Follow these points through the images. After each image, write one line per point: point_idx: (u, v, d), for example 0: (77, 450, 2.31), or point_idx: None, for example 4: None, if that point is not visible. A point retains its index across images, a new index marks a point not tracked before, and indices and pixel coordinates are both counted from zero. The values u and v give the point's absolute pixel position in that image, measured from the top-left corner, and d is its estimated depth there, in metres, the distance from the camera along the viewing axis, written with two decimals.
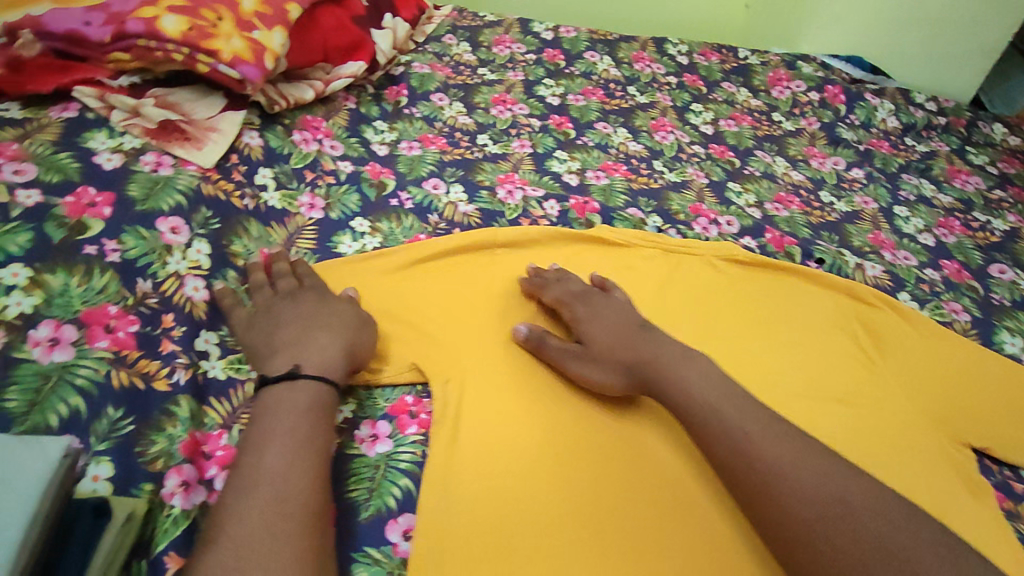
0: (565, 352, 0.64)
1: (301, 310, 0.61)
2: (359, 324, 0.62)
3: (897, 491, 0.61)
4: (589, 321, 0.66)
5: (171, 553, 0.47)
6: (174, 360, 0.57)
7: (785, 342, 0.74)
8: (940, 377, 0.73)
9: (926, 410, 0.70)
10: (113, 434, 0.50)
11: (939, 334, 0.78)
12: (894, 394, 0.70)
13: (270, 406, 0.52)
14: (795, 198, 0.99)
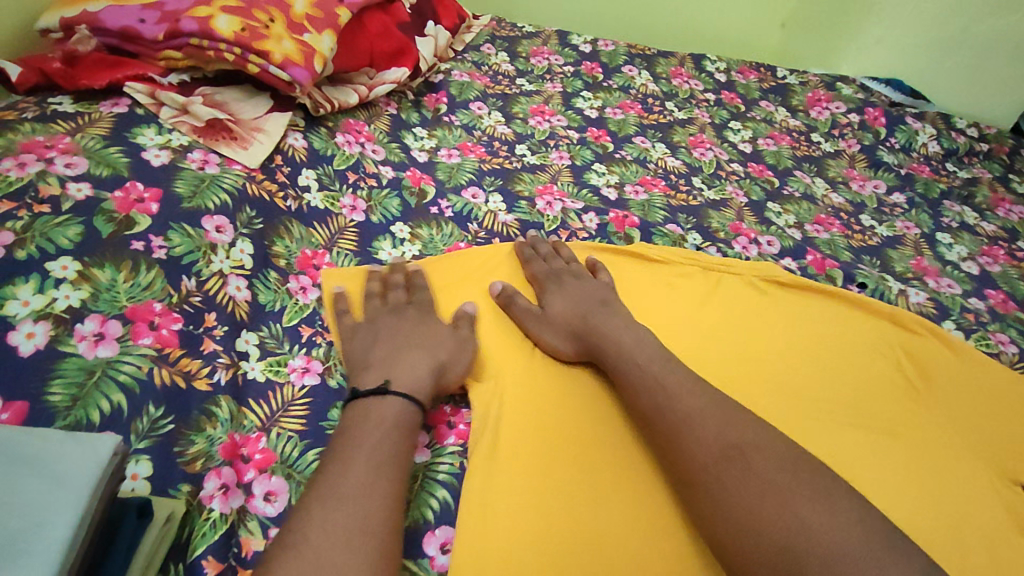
0: (527, 314, 0.67)
1: (403, 324, 0.62)
2: (460, 347, 0.62)
3: (946, 527, 0.59)
4: (555, 291, 0.70)
5: (210, 558, 0.46)
6: (215, 360, 0.56)
7: (828, 366, 0.73)
8: (990, 412, 0.71)
9: (976, 443, 0.67)
10: (154, 433, 0.49)
11: (987, 366, 0.76)
12: (941, 425, 0.68)
13: (358, 419, 0.52)
14: (836, 221, 0.97)
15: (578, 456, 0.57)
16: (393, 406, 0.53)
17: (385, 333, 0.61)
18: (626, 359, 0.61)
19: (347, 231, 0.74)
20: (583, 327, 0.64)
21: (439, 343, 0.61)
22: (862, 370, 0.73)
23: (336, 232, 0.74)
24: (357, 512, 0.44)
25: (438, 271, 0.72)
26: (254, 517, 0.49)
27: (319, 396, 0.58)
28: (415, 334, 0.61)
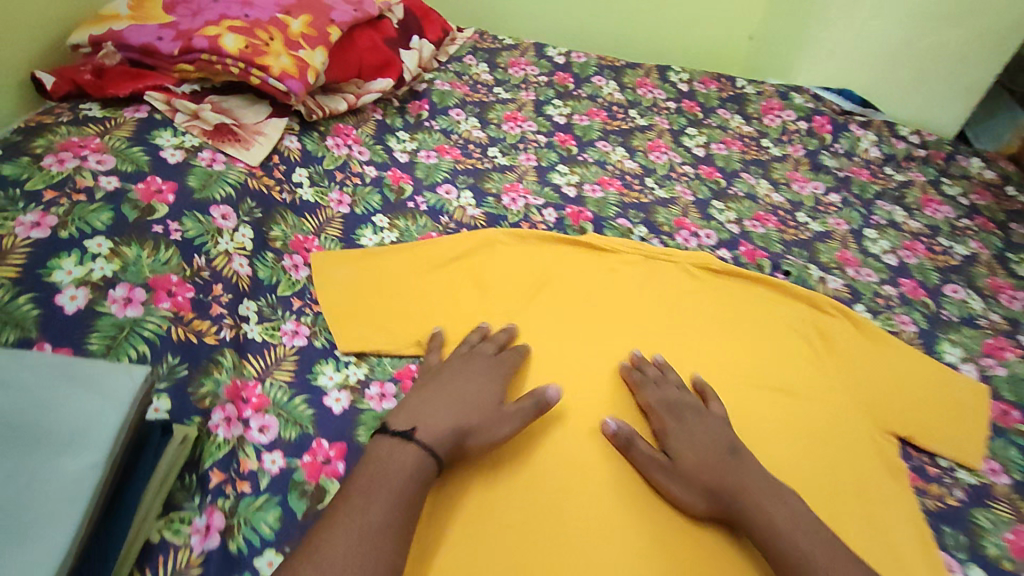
0: (650, 463, 0.66)
1: (455, 394, 0.65)
2: (494, 428, 0.64)
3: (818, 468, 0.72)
4: (674, 435, 0.68)
5: (215, 470, 0.58)
6: (222, 321, 0.69)
7: (745, 340, 0.85)
8: (881, 379, 0.84)
9: (864, 404, 0.80)
10: (172, 376, 0.62)
11: (887, 343, 0.89)
12: (837, 390, 0.81)
13: (379, 459, 0.57)
14: (773, 217, 1.09)
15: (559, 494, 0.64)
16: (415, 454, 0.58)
17: (438, 395, 0.65)
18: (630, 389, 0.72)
19: (334, 220, 0.86)
20: (712, 486, 0.63)
21: (477, 416, 0.64)
22: (775, 346, 0.85)
23: (324, 221, 0.86)
24: (375, 546, 0.51)
25: (411, 254, 0.84)
26: (250, 443, 0.61)
27: (306, 354, 0.70)
28: (466, 407, 0.64)
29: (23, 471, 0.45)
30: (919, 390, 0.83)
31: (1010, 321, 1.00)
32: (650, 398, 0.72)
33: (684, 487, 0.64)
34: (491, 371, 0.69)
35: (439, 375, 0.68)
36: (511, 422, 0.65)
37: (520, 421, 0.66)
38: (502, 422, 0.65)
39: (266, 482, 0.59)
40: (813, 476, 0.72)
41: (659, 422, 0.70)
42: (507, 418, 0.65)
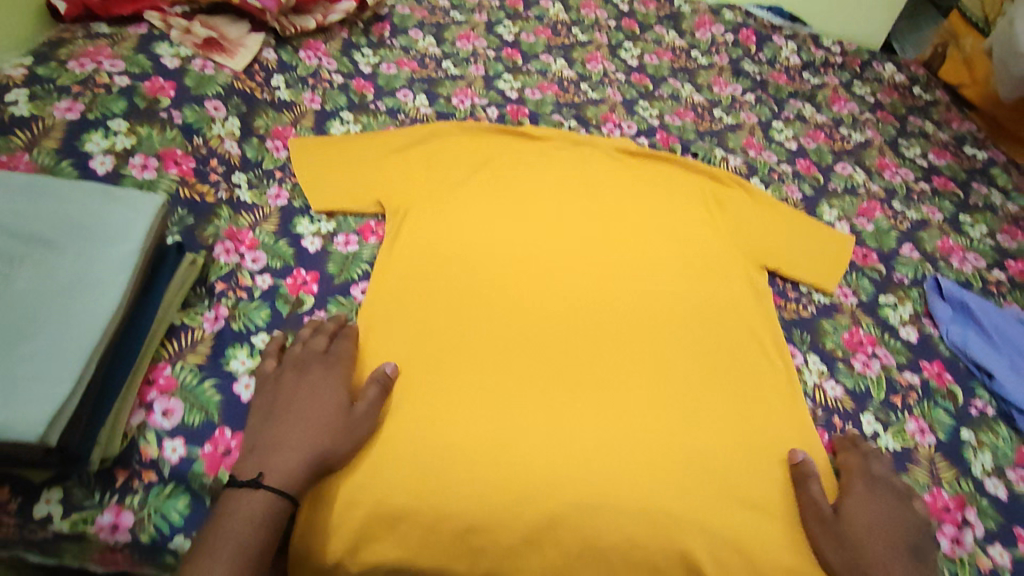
0: (819, 505, 0.65)
1: (301, 407, 0.63)
2: (351, 427, 0.63)
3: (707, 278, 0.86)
4: (861, 494, 0.67)
5: (219, 282, 0.76)
6: (219, 186, 0.87)
7: (655, 198, 0.98)
8: (766, 230, 0.98)
9: (750, 248, 0.94)
10: (181, 223, 0.81)
11: (773, 203, 1.02)
12: (727, 234, 0.95)
13: (229, 511, 0.56)
14: (691, 113, 1.26)
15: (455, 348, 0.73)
16: (265, 503, 0.56)
17: (280, 417, 0.62)
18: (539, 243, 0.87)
19: (307, 115, 1.04)
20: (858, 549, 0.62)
21: (327, 425, 0.62)
22: (678, 201, 0.98)
23: (299, 115, 1.03)
24: None
25: (365, 139, 0.99)
26: (246, 269, 0.79)
27: (286, 212, 0.89)
28: (312, 420, 0.62)
29: (83, 253, 0.62)
30: (800, 239, 0.98)
31: (887, 191, 1.17)
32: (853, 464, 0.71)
33: (834, 544, 0.63)
34: (333, 368, 0.67)
35: (278, 391, 0.65)
36: (367, 423, 0.64)
37: (375, 412, 0.65)
38: (358, 426, 0.64)
39: (258, 293, 0.77)
40: (702, 290, 0.84)
41: (849, 480, 0.69)
42: (365, 417, 0.64)
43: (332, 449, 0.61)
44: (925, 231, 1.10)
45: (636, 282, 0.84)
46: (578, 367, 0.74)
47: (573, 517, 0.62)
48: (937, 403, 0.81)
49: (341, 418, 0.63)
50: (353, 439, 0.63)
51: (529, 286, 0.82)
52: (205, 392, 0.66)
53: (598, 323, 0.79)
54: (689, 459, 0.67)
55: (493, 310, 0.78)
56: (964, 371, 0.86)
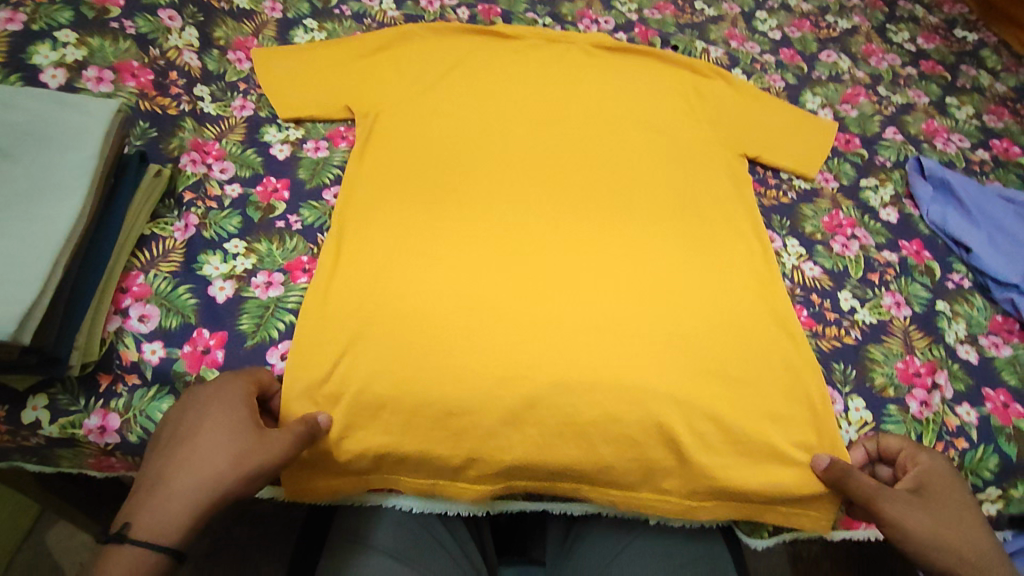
0: (902, 502, 0.60)
1: (191, 435, 0.55)
2: (254, 451, 0.56)
3: (689, 169, 0.85)
4: (935, 477, 0.63)
5: (188, 191, 0.75)
6: (181, 98, 0.84)
7: (634, 93, 0.95)
8: (748, 122, 0.96)
9: (732, 141, 0.92)
10: (145, 136, 0.79)
11: (755, 95, 0.99)
12: (709, 125, 0.93)
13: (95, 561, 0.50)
14: (671, 6, 1.21)
15: (428, 251, 0.72)
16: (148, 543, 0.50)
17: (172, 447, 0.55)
18: (516, 138, 0.86)
19: (269, 23, 1.00)
20: (950, 542, 0.59)
21: (224, 450, 0.55)
22: (658, 96, 0.95)
23: (260, 24, 0.99)
24: None
25: (323, 48, 0.92)
26: (214, 180, 0.78)
27: (253, 121, 0.87)
28: (202, 451, 0.54)
29: (40, 158, 0.61)
30: (781, 128, 0.96)
31: (873, 77, 1.14)
32: (903, 445, 0.65)
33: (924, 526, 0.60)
34: (240, 387, 0.59)
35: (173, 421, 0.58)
36: (276, 449, 0.57)
37: (287, 439, 0.58)
38: (266, 448, 0.56)
39: (228, 201, 0.76)
40: (683, 180, 0.83)
41: (912, 462, 0.64)
42: (274, 443, 0.57)
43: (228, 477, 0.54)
44: (910, 114, 1.08)
45: (614, 172, 0.83)
46: (556, 256, 0.74)
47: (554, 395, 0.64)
48: (914, 279, 0.82)
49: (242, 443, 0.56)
50: (256, 464, 0.55)
51: (505, 181, 0.81)
52: (180, 296, 0.67)
53: (575, 214, 0.78)
54: (667, 337, 0.68)
55: (470, 205, 0.77)
56: (942, 248, 0.87)
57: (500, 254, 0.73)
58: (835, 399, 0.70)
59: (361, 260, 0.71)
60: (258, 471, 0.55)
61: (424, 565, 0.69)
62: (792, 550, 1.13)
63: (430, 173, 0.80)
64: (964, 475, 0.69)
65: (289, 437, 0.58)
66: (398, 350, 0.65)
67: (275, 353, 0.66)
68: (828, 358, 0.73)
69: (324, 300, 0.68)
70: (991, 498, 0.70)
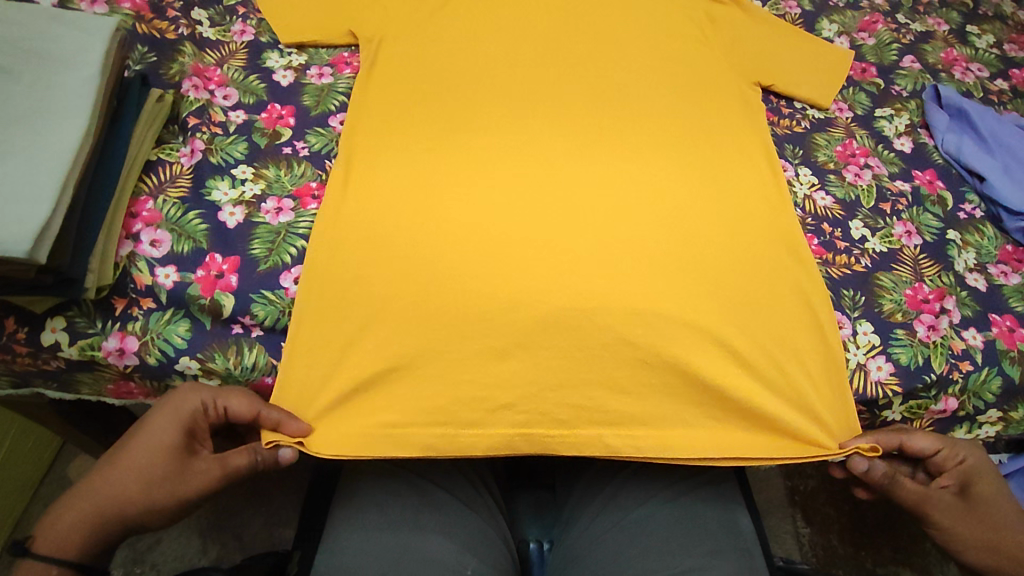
0: (942, 507, 0.66)
1: (136, 447, 0.58)
2: (172, 482, 0.57)
3: (702, 99, 0.83)
4: (976, 472, 0.67)
5: (191, 116, 0.74)
6: (178, 21, 0.82)
7: (644, 18, 0.92)
8: (761, 49, 0.93)
9: (742, 73, 0.91)
10: (144, 60, 0.77)
11: (771, 22, 0.96)
12: (718, 54, 0.91)
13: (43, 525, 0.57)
14: None
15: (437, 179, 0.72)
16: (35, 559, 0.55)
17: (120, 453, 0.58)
18: (527, 65, 0.84)
19: None
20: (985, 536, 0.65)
21: (139, 475, 0.57)
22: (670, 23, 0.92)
23: None
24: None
25: None
26: (217, 106, 0.76)
27: (254, 46, 0.84)
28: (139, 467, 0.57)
29: (41, 80, 0.60)
30: (793, 56, 0.94)
31: (892, 4, 1.10)
32: (942, 442, 0.67)
33: (957, 521, 0.66)
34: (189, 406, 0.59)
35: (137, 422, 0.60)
36: (202, 479, 0.59)
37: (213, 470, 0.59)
38: (198, 480, 0.58)
39: (233, 127, 0.75)
40: (696, 108, 0.82)
41: (951, 458, 0.67)
42: (199, 474, 0.59)
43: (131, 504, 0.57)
44: (929, 43, 1.05)
45: (624, 100, 0.82)
46: (569, 185, 0.73)
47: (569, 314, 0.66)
48: (926, 209, 0.81)
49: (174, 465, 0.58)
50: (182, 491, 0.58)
51: (514, 109, 0.79)
52: (188, 220, 0.67)
53: (586, 141, 0.77)
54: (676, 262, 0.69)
55: (480, 134, 0.76)
56: (955, 178, 0.86)
57: (512, 182, 0.73)
58: (843, 324, 0.70)
59: (373, 187, 0.70)
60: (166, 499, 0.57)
61: (434, 480, 0.72)
62: (788, 483, 1.16)
63: (437, 100, 0.78)
64: (967, 397, 0.71)
65: (218, 470, 0.59)
66: (411, 278, 0.66)
67: (288, 278, 0.66)
68: (837, 282, 0.73)
69: (334, 229, 0.68)
70: (990, 420, 0.73)
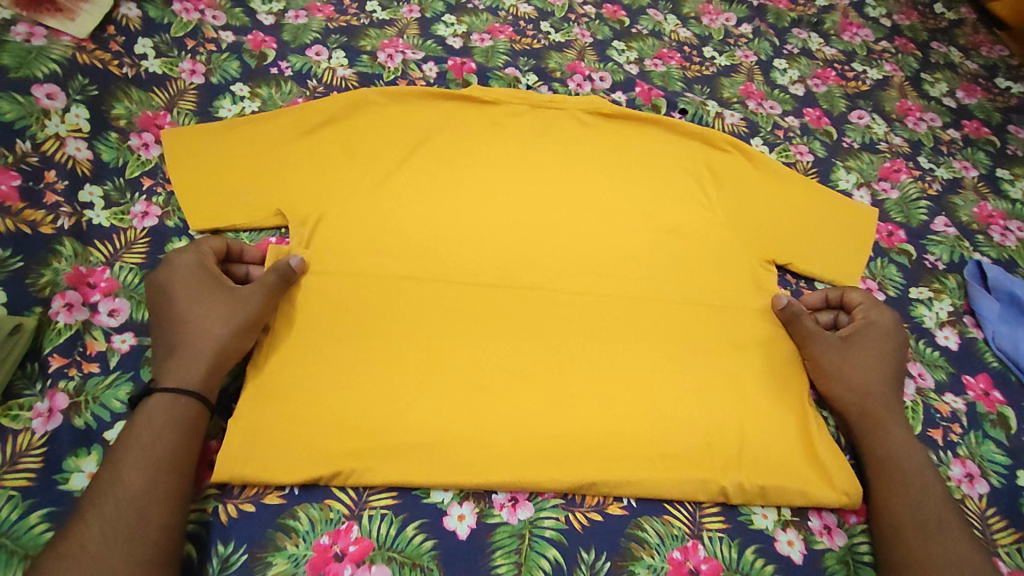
0: (829, 343, 0.66)
1: (178, 312, 0.58)
2: (229, 310, 0.59)
3: (709, 303, 0.69)
4: (874, 328, 0.68)
5: (56, 355, 0.57)
6: (58, 210, 0.65)
7: (635, 186, 0.78)
8: (774, 218, 0.78)
9: (756, 246, 0.75)
10: (4, 269, 0.60)
11: (787, 179, 0.81)
12: (722, 229, 0.75)
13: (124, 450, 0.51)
14: (676, 54, 1.02)
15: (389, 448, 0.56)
16: (163, 400, 0.54)
17: (168, 332, 0.58)
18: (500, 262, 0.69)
19: (187, 92, 0.79)
20: (861, 389, 0.65)
21: (200, 321, 0.58)
22: (664, 192, 0.78)
23: (175, 93, 0.79)
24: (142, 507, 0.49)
25: (238, 131, 0.73)
26: (98, 327, 0.60)
27: (157, 235, 0.68)
28: (194, 316, 0.58)
29: None
30: (808, 223, 0.79)
31: (911, 144, 0.98)
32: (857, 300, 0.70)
33: (846, 365, 0.66)
34: (187, 260, 0.61)
35: (161, 314, 0.59)
36: (249, 297, 0.60)
37: (258, 291, 0.60)
38: (246, 298, 0.59)
39: (115, 361, 0.59)
40: (701, 318, 0.68)
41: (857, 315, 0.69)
42: (245, 297, 0.59)
43: (216, 341, 0.57)
44: (959, 194, 0.91)
45: (612, 306, 0.67)
46: (557, 446, 0.58)
47: (536, 525, 0.55)
48: (986, 435, 0.67)
49: (220, 304, 0.59)
50: (245, 315, 0.59)
51: (479, 327, 0.64)
52: (33, 531, 0.49)
53: (569, 366, 0.63)
54: (673, 529, 0.57)
55: (441, 372, 0.60)
56: (1015, 387, 0.72)
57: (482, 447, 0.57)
58: None
59: (290, 464, 0.54)
60: (238, 320, 0.58)
61: None
62: None
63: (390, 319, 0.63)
64: None
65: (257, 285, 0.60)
66: None
67: None
68: (850, 538, 0.59)
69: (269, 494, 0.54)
70: None
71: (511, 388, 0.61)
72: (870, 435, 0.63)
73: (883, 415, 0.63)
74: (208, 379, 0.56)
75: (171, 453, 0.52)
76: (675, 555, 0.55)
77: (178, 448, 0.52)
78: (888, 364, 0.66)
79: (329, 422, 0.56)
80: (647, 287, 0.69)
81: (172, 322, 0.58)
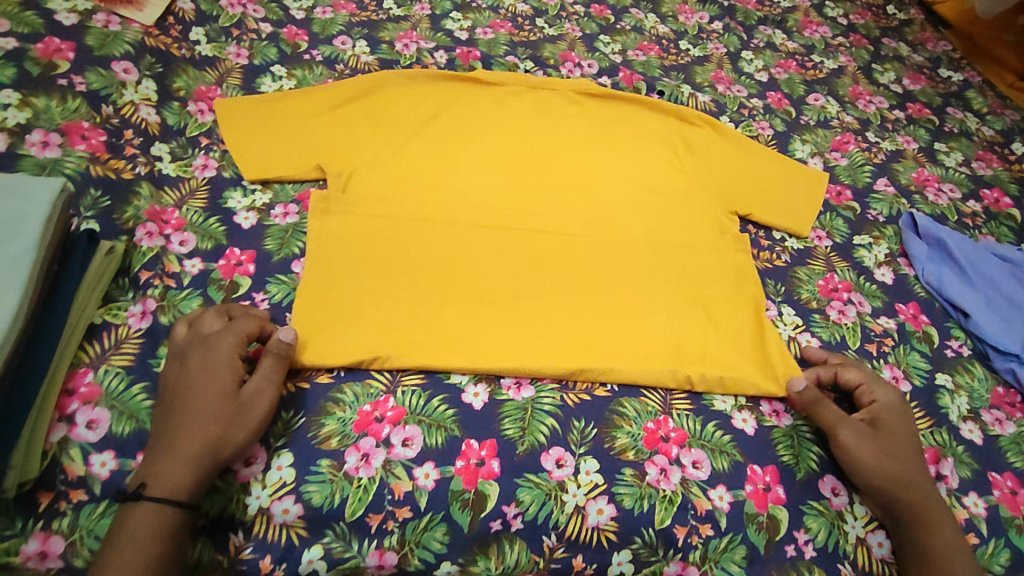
0: (854, 428, 0.67)
1: (187, 403, 0.58)
2: (239, 408, 0.59)
3: (680, 240, 0.83)
4: (887, 409, 0.70)
5: (144, 271, 0.70)
6: (136, 160, 0.78)
7: (618, 151, 0.91)
8: (736, 178, 0.91)
9: (721, 199, 0.89)
10: (96, 206, 0.72)
11: (747, 146, 0.95)
12: (691, 185, 0.89)
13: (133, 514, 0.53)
14: (655, 46, 1.17)
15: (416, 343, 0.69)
16: (154, 508, 0.53)
17: (169, 424, 0.57)
18: (505, 206, 0.82)
19: (234, 71, 0.93)
20: (894, 474, 0.65)
21: (206, 419, 0.57)
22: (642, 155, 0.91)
23: (224, 72, 0.92)
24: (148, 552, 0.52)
25: (282, 104, 0.86)
26: (172, 253, 0.73)
27: (215, 184, 0.80)
28: (202, 409, 0.57)
29: None
30: (766, 182, 0.92)
31: (861, 121, 1.12)
32: (866, 379, 0.72)
33: (875, 449, 0.66)
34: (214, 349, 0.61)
35: (170, 399, 0.58)
36: (260, 399, 0.60)
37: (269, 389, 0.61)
38: (257, 399, 0.60)
39: (188, 280, 0.72)
40: (673, 251, 0.81)
41: (868, 394, 0.71)
42: (256, 398, 0.60)
43: (214, 438, 0.56)
44: (901, 162, 1.05)
45: (599, 241, 0.81)
46: (553, 346, 0.71)
47: (537, 401, 0.68)
48: (913, 347, 0.81)
49: (230, 402, 0.59)
50: (254, 416, 0.59)
51: (489, 255, 0.77)
52: (135, 397, 0.62)
53: (563, 287, 0.76)
54: (648, 406, 0.69)
55: (457, 288, 0.74)
56: (939, 312, 0.85)
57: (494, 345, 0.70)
58: (838, 491, 0.67)
59: (338, 355, 0.67)
60: (246, 425, 0.59)
61: None
62: None
63: (415, 248, 0.76)
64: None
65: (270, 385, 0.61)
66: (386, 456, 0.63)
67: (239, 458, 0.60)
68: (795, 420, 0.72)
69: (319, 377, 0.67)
70: None
71: (516, 302, 0.74)
72: (908, 513, 0.64)
73: (915, 492, 0.65)
74: (200, 485, 0.56)
75: (157, 533, 0.53)
76: (650, 425, 0.68)
77: (162, 527, 0.53)
78: (909, 444, 0.68)
79: (369, 326, 0.69)
80: (629, 229, 0.82)
81: (176, 412, 0.57)
